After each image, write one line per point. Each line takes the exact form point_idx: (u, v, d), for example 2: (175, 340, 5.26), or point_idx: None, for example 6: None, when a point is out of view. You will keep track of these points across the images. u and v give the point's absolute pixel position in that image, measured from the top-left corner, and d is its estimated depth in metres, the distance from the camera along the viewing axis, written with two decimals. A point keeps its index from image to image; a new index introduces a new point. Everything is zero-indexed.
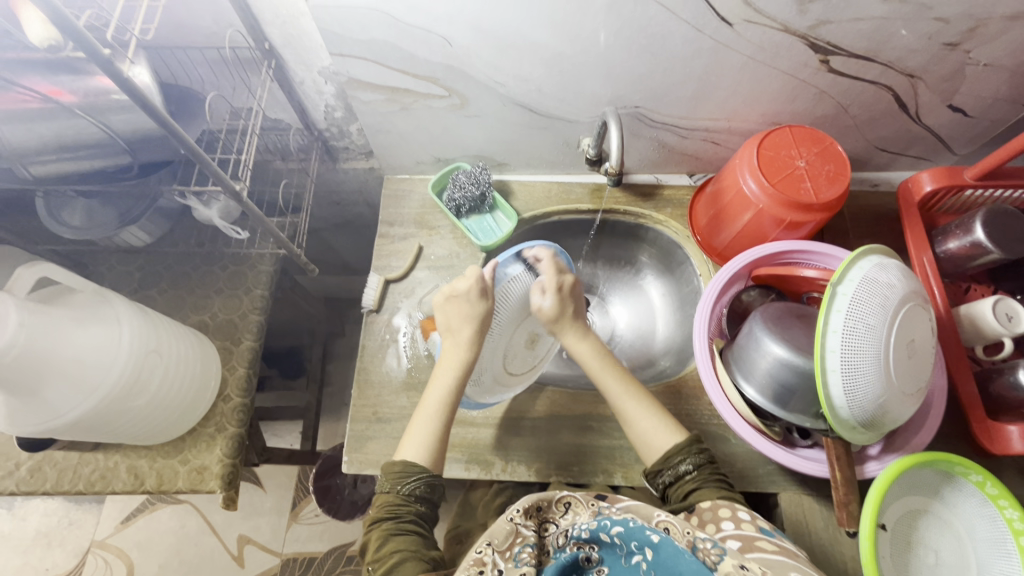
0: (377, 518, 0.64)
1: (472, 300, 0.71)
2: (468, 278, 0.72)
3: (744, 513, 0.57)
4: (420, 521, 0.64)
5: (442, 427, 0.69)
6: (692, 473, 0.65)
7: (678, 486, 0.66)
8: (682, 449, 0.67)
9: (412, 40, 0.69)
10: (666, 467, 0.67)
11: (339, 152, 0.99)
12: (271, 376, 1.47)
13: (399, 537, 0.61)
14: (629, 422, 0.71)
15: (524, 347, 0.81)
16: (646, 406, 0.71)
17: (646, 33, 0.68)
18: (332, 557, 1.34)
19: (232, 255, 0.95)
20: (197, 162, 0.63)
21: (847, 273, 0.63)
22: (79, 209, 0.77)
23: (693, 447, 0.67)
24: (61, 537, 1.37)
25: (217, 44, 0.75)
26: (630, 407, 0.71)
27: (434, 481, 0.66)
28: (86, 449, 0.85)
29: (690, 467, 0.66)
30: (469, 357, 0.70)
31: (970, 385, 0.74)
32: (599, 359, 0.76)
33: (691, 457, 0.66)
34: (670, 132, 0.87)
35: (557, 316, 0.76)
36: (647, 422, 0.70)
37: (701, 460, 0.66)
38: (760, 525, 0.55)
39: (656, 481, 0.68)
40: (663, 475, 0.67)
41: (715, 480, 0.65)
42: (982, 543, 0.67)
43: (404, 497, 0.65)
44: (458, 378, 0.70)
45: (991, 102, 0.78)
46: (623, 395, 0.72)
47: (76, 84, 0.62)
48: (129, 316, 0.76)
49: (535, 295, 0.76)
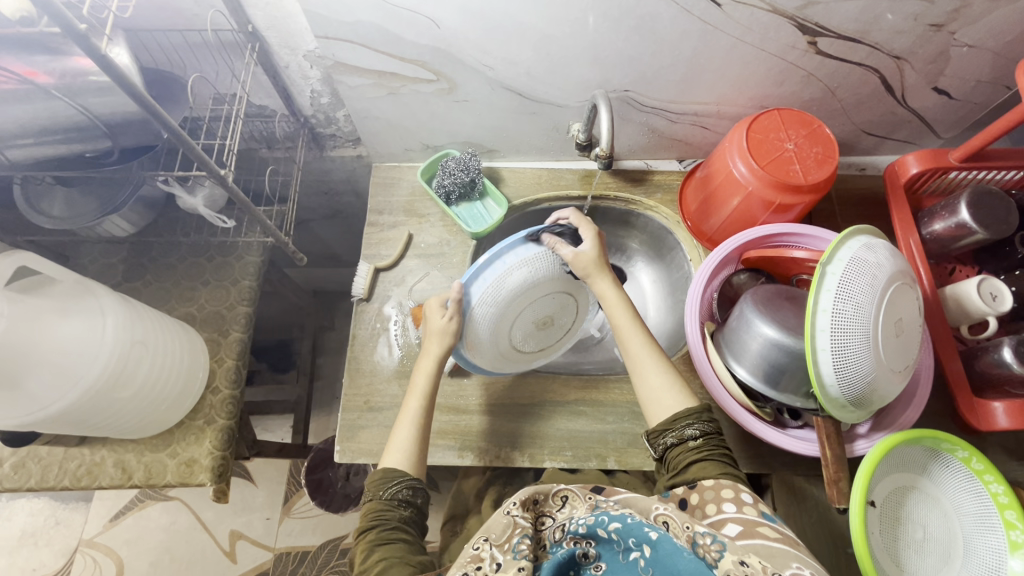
0: (363, 529, 0.62)
1: (435, 316, 0.71)
2: (435, 299, 0.72)
3: (747, 496, 0.56)
4: (405, 526, 0.63)
5: (419, 432, 0.70)
6: (699, 439, 0.64)
7: (680, 451, 0.64)
8: (693, 414, 0.66)
9: (400, 22, 0.68)
10: (672, 429, 0.65)
11: (326, 140, 0.97)
12: (260, 370, 1.46)
13: (383, 547, 0.60)
14: (640, 376, 0.71)
15: (539, 331, 0.78)
16: (662, 361, 0.71)
17: (636, 14, 0.68)
18: (325, 551, 1.34)
19: (218, 245, 0.94)
20: (182, 147, 0.62)
21: (836, 253, 0.63)
22: (59, 198, 0.76)
23: (703, 414, 0.66)
24: (47, 537, 1.34)
25: (198, 26, 0.74)
26: (647, 360, 0.71)
27: (417, 485, 0.66)
28: (71, 444, 0.83)
29: (697, 432, 0.64)
30: (440, 352, 0.71)
31: (955, 364, 0.75)
32: (627, 307, 0.74)
33: (699, 423, 0.65)
34: (659, 116, 0.87)
35: (595, 262, 0.74)
36: (661, 378, 0.69)
37: (708, 429, 0.65)
38: (763, 509, 0.54)
39: (659, 442, 0.66)
40: (667, 436, 0.66)
41: (720, 451, 0.63)
42: (969, 518, 0.69)
43: (388, 502, 0.64)
44: (429, 384, 0.71)
45: (975, 84, 0.79)
46: (643, 347, 0.72)
47: (53, 65, 0.61)
48: (113, 307, 0.74)
49: (563, 250, 0.72)
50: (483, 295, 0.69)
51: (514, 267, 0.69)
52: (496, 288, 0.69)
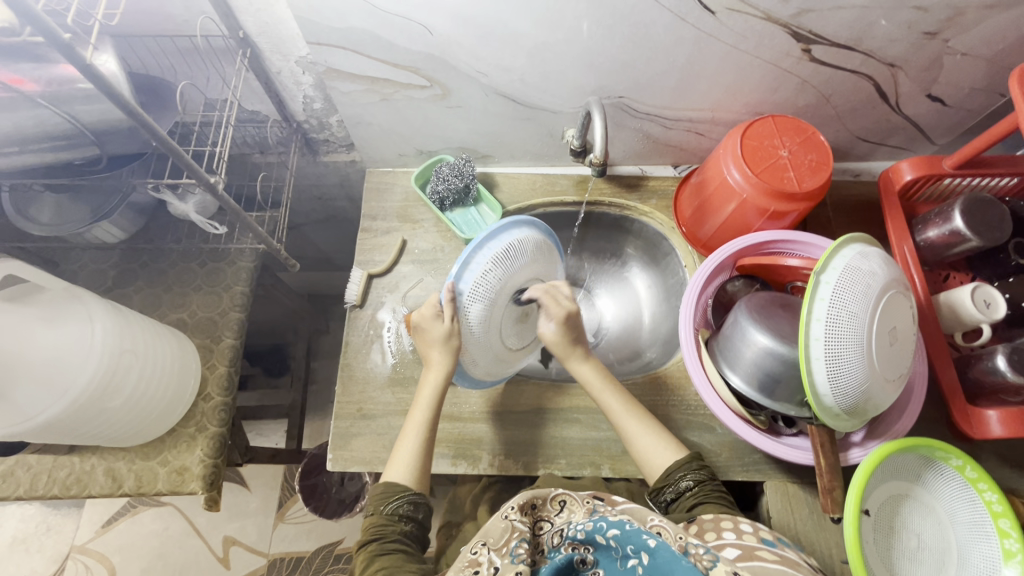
0: (364, 541, 0.62)
1: (433, 325, 0.68)
2: (429, 304, 0.69)
3: (747, 525, 0.55)
4: (405, 540, 0.63)
5: (425, 442, 0.69)
6: (694, 488, 0.66)
7: (680, 502, 0.65)
8: (683, 464, 0.68)
9: (393, 28, 0.67)
10: (669, 484, 0.67)
11: (318, 145, 0.97)
12: (254, 375, 1.45)
13: (384, 557, 0.60)
14: (630, 440, 0.72)
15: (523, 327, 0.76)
16: (647, 423, 0.73)
17: (629, 21, 0.67)
18: (319, 557, 1.33)
19: (210, 251, 0.93)
20: (170, 155, 0.61)
21: (829, 263, 0.63)
22: (47, 205, 0.75)
23: (694, 464, 0.68)
24: (39, 543, 1.33)
25: (189, 32, 0.73)
26: (633, 425, 0.72)
27: (418, 499, 0.66)
28: (61, 452, 0.82)
29: (691, 482, 0.66)
30: (442, 379, 0.70)
31: (950, 372, 0.75)
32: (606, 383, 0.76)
33: (692, 473, 0.67)
34: (654, 122, 0.86)
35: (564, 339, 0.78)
36: (649, 438, 0.71)
37: (702, 476, 0.67)
38: (763, 536, 0.53)
39: (660, 498, 0.67)
40: (665, 492, 0.67)
41: (717, 495, 0.65)
42: (963, 526, 0.69)
43: (388, 517, 0.64)
44: (437, 393, 0.71)
45: (969, 91, 0.79)
46: (627, 415, 0.73)
47: (38, 73, 0.60)
48: (103, 314, 0.74)
49: (540, 320, 0.78)
50: (472, 293, 0.66)
51: (484, 268, 0.66)
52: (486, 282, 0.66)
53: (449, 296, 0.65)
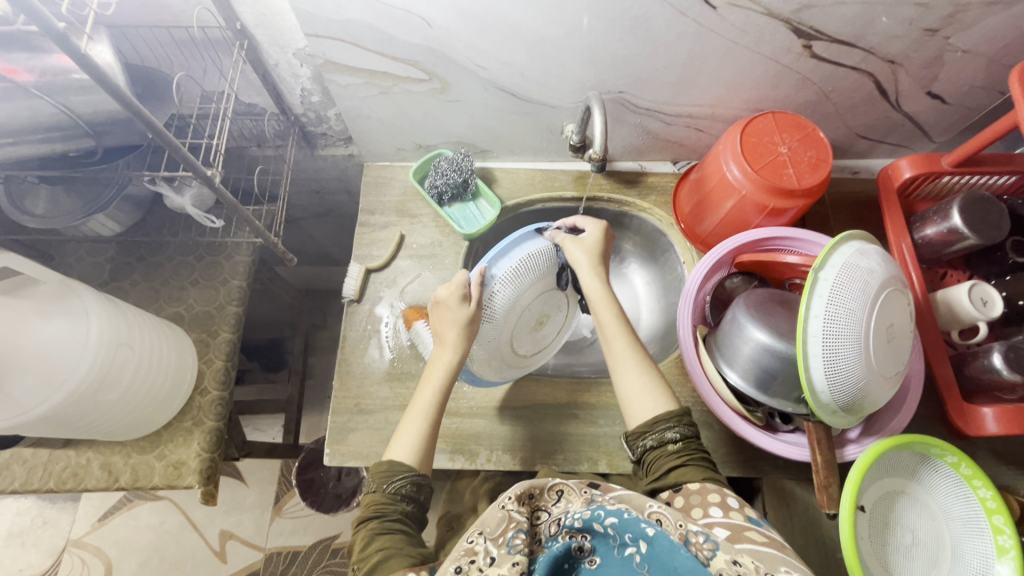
0: (364, 518, 0.62)
1: (458, 308, 0.66)
2: (451, 285, 0.68)
3: (734, 500, 0.55)
4: (405, 520, 0.62)
5: (430, 426, 0.68)
6: (679, 443, 0.64)
7: (659, 453, 0.64)
8: (673, 416, 0.66)
9: (392, 21, 0.67)
10: (652, 431, 0.65)
11: (316, 138, 0.96)
12: (251, 369, 1.45)
13: (384, 536, 0.59)
14: (621, 374, 0.70)
15: (534, 333, 0.77)
16: (645, 367, 0.70)
17: (629, 15, 0.67)
18: (316, 551, 1.33)
19: (207, 245, 0.93)
20: (166, 147, 0.61)
21: (828, 259, 0.63)
22: (42, 196, 0.74)
23: (683, 417, 0.66)
24: (34, 537, 1.33)
25: (185, 23, 0.73)
26: (627, 360, 0.70)
27: (422, 480, 0.65)
28: (57, 446, 0.82)
29: (677, 436, 0.64)
30: (453, 362, 0.68)
31: (946, 369, 0.75)
32: (611, 306, 0.74)
33: (679, 427, 0.65)
34: (654, 118, 0.86)
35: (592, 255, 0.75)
36: (642, 377, 0.69)
37: (688, 433, 0.65)
38: (749, 514, 0.53)
39: (637, 444, 0.66)
40: (647, 438, 0.65)
41: (700, 455, 0.63)
42: (958, 522, 0.69)
43: (390, 496, 0.63)
44: (446, 379, 0.69)
45: (969, 89, 0.79)
46: (624, 346, 0.71)
47: (32, 62, 0.59)
48: (97, 308, 0.73)
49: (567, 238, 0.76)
50: (502, 279, 0.68)
51: (521, 259, 0.69)
52: (515, 275, 0.69)
53: (480, 279, 0.66)
